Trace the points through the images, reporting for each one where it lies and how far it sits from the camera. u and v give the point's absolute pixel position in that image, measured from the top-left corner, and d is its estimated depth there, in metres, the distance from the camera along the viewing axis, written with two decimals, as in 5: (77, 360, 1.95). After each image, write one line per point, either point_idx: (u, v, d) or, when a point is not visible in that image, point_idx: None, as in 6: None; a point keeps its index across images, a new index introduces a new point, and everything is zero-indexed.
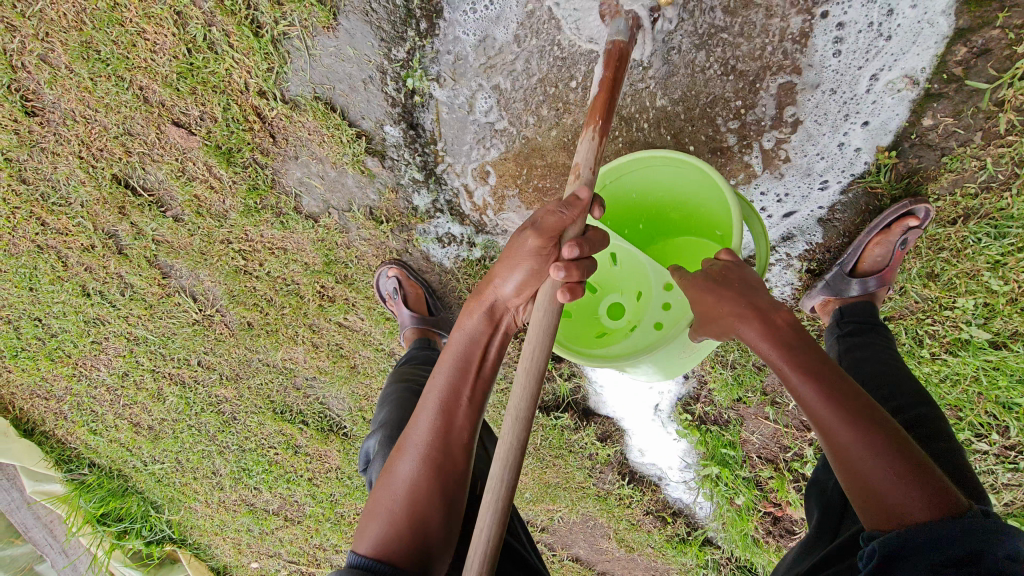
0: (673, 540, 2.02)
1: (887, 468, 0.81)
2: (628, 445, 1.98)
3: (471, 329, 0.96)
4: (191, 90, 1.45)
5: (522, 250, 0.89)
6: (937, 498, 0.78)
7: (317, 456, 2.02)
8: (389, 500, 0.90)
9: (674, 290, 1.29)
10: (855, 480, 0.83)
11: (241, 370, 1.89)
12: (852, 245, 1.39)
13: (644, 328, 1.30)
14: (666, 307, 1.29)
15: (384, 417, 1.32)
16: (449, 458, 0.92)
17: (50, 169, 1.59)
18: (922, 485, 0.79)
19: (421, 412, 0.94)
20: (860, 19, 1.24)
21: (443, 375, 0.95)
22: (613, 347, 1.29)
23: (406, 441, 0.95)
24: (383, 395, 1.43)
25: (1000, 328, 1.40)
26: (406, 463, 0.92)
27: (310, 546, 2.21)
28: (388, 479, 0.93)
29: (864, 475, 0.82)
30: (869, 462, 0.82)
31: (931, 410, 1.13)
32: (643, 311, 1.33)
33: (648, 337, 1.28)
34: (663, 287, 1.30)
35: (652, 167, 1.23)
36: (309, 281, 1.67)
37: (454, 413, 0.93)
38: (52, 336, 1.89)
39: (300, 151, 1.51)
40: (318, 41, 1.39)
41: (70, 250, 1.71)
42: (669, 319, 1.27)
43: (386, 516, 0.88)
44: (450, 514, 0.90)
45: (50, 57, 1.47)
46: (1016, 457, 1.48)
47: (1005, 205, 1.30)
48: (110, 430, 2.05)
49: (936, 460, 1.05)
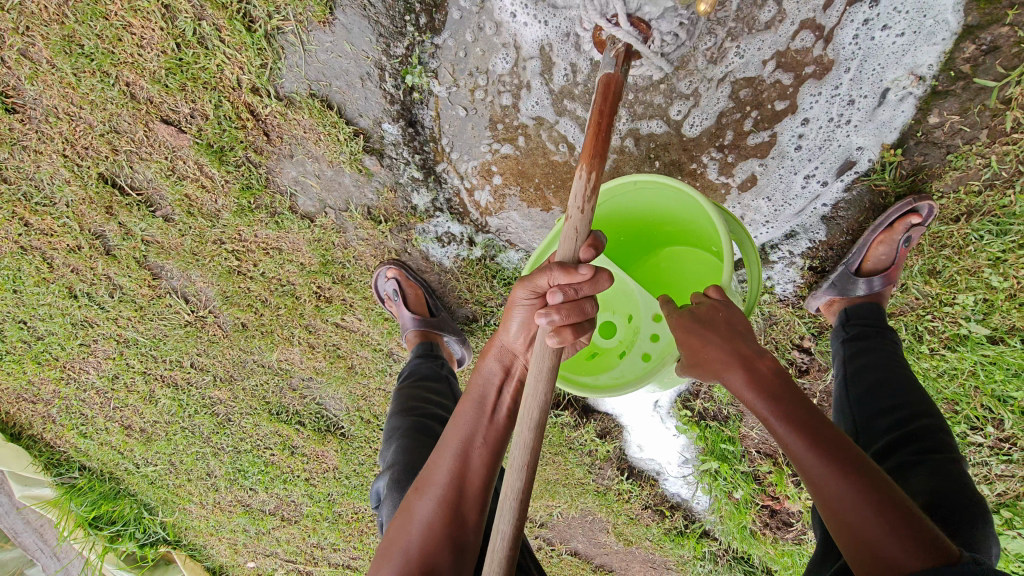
0: (670, 533, 2.03)
1: (882, 519, 0.82)
2: (627, 441, 1.98)
3: (487, 374, 1.05)
4: (181, 87, 1.41)
5: (517, 301, 0.96)
6: (929, 545, 0.79)
7: (314, 456, 2.00)
8: (406, 538, 0.99)
9: (663, 321, 1.29)
10: (849, 530, 0.84)
11: (235, 371, 1.85)
12: (857, 245, 1.40)
13: (630, 355, 1.30)
14: (655, 337, 1.28)
15: (391, 457, 1.29)
16: (463, 501, 1.00)
17: (32, 168, 1.53)
18: (913, 533, 0.80)
19: (442, 455, 1.03)
20: (822, 114, 1.31)
21: (460, 422, 1.03)
22: (599, 372, 1.28)
23: (425, 481, 1.03)
24: (389, 428, 1.39)
25: (999, 324, 1.41)
26: (423, 502, 1.01)
27: (307, 545, 2.19)
28: (408, 516, 1.02)
29: (858, 526, 0.83)
30: (864, 513, 0.83)
31: (934, 421, 1.14)
32: (633, 337, 1.33)
33: (634, 363, 1.27)
34: (652, 316, 1.30)
35: (645, 189, 1.19)
36: (305, 282, 1.64)
37: (469, 459, 1.02)
38: (38, 339, 1.83)
39: (295, 149, 1.47)
40: (314, 36, 1.35)
41: (55, 251, 1.66)
42: (657, 349, 1.26)
43: (398, 560, 0.97)
44: (461, 552, 0.99)
45: (31, 52, 1.40)
46: (1010, 449, 1.49)
47: (1008, 202, 1.30)
48: (101, 433, 2.01)
49: (940, 472, 1.06)
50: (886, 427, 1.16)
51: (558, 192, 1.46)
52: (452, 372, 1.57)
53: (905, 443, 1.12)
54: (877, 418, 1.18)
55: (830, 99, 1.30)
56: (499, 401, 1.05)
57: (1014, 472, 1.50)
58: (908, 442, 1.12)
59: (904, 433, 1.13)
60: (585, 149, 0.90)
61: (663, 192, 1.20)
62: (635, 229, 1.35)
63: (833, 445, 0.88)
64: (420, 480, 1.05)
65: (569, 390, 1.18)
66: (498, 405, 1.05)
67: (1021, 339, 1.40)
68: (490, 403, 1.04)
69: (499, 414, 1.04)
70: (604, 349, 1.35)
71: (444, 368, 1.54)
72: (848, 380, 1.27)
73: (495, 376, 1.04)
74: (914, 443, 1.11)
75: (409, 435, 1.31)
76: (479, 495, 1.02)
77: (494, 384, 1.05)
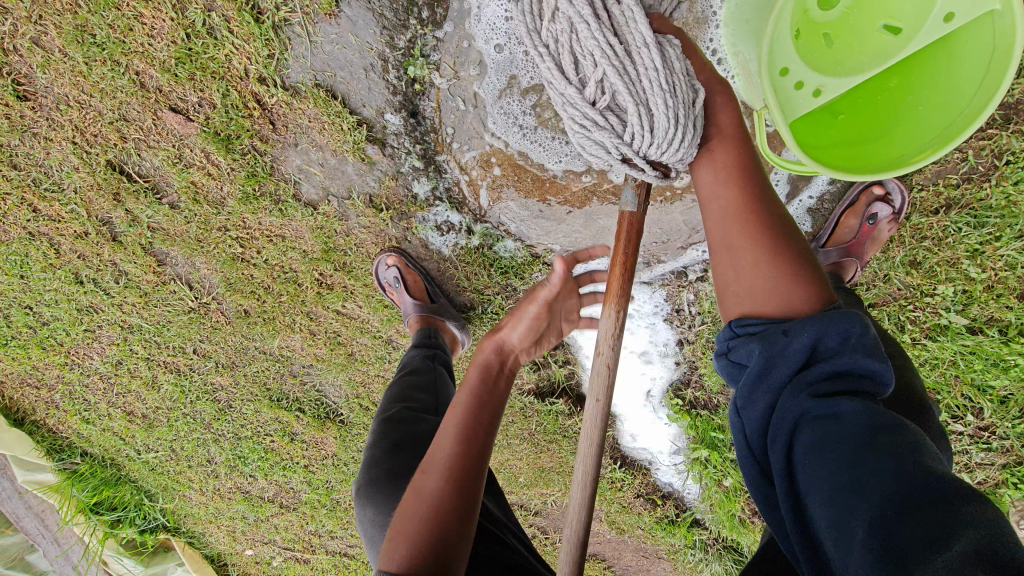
0: (662, 522, 2.08)
1: (765, 269, 0.88)
2: (621, 431, 2.03)
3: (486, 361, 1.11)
4: (189, 76, 1.45)
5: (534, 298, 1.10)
6: (773, 276, 0.88)
7: (313, 443, 2.04)
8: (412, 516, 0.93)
9: (811, 99, 1.02)
10: (729, 273, 0.92)
11: (237, 358, 1.90)
12: (827, 222, 1.50)
13: (799, 55, 1.01)
14: (802, 89, 1.02)
15: (370, 457, 1.28)
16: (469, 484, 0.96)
17: (42, 155, 1.57)
18: (769, 262, 0.88)
19: (444, 435, 1.00)
20: None
21: (465, 397, 1.04)
22: (789, 11, 0.98)
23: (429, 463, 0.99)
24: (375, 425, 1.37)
25: (977, 315, 1.46)
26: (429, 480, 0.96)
27: (305, 532, 2.24)
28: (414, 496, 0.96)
29: (754, 272, 0.90)
30: (752, 252, 0.90)
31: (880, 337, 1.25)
32: (811, 62, 1.01)
33: (787, 50, 1.01)
34: (816, 88, 1.01)
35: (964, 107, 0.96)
36: (307, 269, 1.68)
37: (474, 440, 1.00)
38: (43, 325, 1.87)
39: (299, 138, 1.51)
40: (319, 28, 1.39)
41: (63, 238, 1.70)
42: (782, 88, 1.03)
43: (407, 537, 0.90)
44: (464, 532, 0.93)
45: (43, 40, 1.44)
46: (989, 437, 1.55)
47: (985, 195, 1.37)
48: (103, 419, 2.05)
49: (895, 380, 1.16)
50: None
51: (555, 181, 1.51)
52: (445, 366, 1.56)
53: None
54: None
55: None
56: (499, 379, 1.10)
57: (992, 460, 1.56)
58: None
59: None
60: (608, 289, 1.05)
61: (971, 90, 0.95)
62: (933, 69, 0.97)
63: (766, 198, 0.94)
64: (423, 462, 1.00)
65: None
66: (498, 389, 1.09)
67: (998, 330, 1.46)
68: (494, 380, 1.08)
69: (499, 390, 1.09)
70: (809, 25, 1.00)
71: (437, 361, 1.54)
72: None
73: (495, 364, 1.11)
74: None
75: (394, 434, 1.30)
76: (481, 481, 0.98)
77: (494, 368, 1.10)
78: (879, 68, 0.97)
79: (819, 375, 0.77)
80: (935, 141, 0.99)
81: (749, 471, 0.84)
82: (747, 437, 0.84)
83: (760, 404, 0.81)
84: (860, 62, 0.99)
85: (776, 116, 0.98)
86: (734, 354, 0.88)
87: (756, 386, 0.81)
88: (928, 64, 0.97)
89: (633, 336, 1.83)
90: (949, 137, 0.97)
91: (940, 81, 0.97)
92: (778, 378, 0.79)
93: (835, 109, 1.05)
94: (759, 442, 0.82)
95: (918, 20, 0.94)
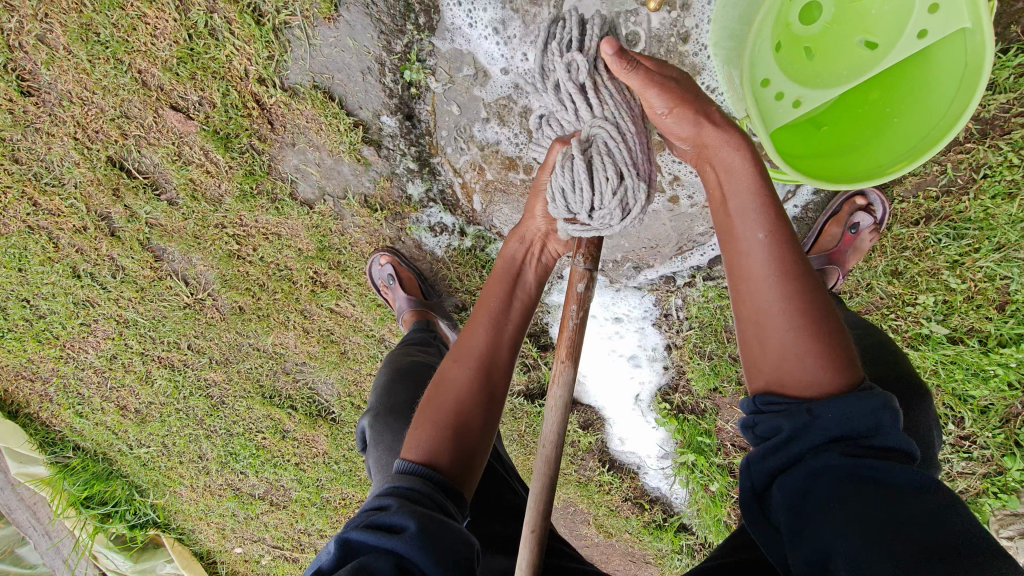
0: (650, 525, 2.10)
1: (802, 337, 0.80)
2: (609, 434, 2.04)
3: (511, 253, 1.09)
4: (191, 76, 1.48)
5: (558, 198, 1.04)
6: (805, 343, 0.80)
7: (305, 440, 2.06)
8: (440, 401, 0.96)
9: (794, 110, 1.05)
10: (758, 350, 0.84)
11: (231, 354, 1.92)
12: (812, 230, 1.54)
13: (780, 67, 1.03)
14: (783, 100, 1.05)
15: (373, 401, 1.37)
16: (495, 376, 0.99)
17: (44, 150, 1.60)
18: (806, 329, 0.80)
19: (476, 326, 1.02)
20: None
21: (497, 288, 1.06)
22: (769, 27, 0.98)
23: (462, 351, 1.01)
24: (377, 377, 1.47)
25: (957, 324, 1.50)
26: (460, 368, 0.99)
27: (294, 531, 2.26)
28: (443, 380, 0.99)
29: (782, 352, 0.81)
30: (784, 320, 0.81)
31: (867, 331, 1.31)
32: (792, 75, 1.04)
33: (769, 63, 1.02)
34: (797, 99, 1.05)
35: (938, 120, 1.00)
36: (302, 267, 1.71)
37: (502, 332, 1.02)
38: (39, 318, 1.89)
39: (297, 138, 1.54)
40: (319, 31, 1.43)
41: (62, 232, 1.72)
42: (764, 99, 1.04)
43: (435, 424, 0.94)
44: (488, 425, 0.98)
45: (48, 38, 1.48)
46: (969, 446, 1.58)
47: (964, 208, 1.40)
48: (96, 413, 2.06)
49: (886, 365, 1.21)
50: None
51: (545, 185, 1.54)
52: (444, 343, 1.66)
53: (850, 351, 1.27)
54: None
55: None
56: (524, 271, 1.10)
57: (972, 468, 1.59)
58: (851, 346, 1.26)
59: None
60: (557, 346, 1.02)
61: (946, 103, 0.98)
62: (909, 83, 1.02)
63: (803, 269, 0.82)
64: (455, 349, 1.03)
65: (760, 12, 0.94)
66: (525, 276, 1.09)
67: (978, 340, 1.49)
68: (515, 274, 1.08)
69: (525, 282, 1.09)
70: (790, 39, 1.03)
71: (436, 338, 1.63)
72: None
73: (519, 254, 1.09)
74: (861, 347, 1.27)
75: (396, 379, 1.39)
76: (507, 375, 1.02)
77: (519, 258, 1.10)
78: (857, 81, 1.01)
79: (853, 442, 0.78)
80: (913, 152, 1.03)
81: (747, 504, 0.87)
82: (755, 487, 0.86)
83: (776, 457, 0.83)
84: (839, 75, 1.03)
85: (757, 125, 1.00)
86: (758, 420, 0.85)
87: (775, 447, 0.82)
88: (907, 79, 1.01)
89: (622, 339, 1.86)
90: (926, 148, 1.01)
91: (914, 96, 1.02)
92: (801, 445, 0.80)
93: (818, 120, 1.09)
94: (763, 480, 0.85)
95: (894, 35, 0.98)
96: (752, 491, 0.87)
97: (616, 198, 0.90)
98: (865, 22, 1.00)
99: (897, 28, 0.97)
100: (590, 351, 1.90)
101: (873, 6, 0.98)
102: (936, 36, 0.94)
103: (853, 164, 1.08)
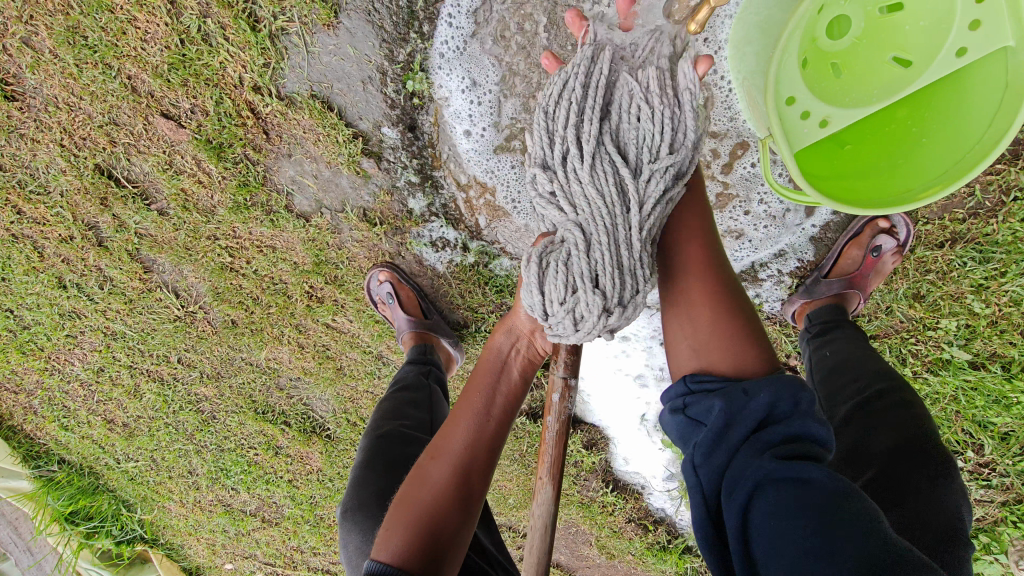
0: (653, 548, 2.04)
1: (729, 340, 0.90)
2: (613, 454, 1.97)
3: (499, 348, 1.07)
4: (183, 82, 1.41)
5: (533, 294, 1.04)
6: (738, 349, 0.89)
7: (298, 457, 1.99)
8: (416, 504, 0.91)
9: (819, 130, 0.99)
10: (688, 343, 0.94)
11: (222, 368, 1.84)
12: (830, 253, 1.47)
13: (806, 84, 0.97)
14: (809, 119, 0.99)
15: (355, 475, 1.28)
16: (473, 477, 0.95)
17: (29, 156, 1.53)
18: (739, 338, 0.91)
19: (455, 426, 1.00)
20: (744, 257, 1.52)
21: (477, 391, 1.03)
22: (796, 43, 0.93)
23: (440, 449, 0.98)
24: (364, 440, 1.37)
25: (980, 350, 1.44)
26: (438, 468, 0.95)
27: (286, 548, 2.18)
28: (420, 480, 0.95)
29: (699, 330, 0.93)
30: (713, 324, 0.93)
31: (895, 381, 1.21)
32: (818, 92, 0.98)
33: (794, 79, 0.97)
34: (822, 119, 0.98)
35: (972, 147, 0.93)
36: (297, 281, 1.64)
37: (483, 431, 0.99)
38: (24, 328, 1.81)
39: (294, 149, 1.48)
40: (318, 38, 1.37)
41: (46, 241, 1.65)
42: (787, 118, 0.99)
43: (407, 523, 0.89)
44: (464, 528, 0.92)
45: (34, 41, 1.41)
46: (989, 474, 1.52)
47: (991, 230, 1.35)
48: (82, 426, 1.99)
49: (908, 425, 1.13)
50: (850, 394, 1.24)
51: None
52: (439, 383, 1.52)
53: (871, 404, 1.19)
54: (843, 387, 1.26)
55: (759, 245, 1.50)
56: (510, 369, 1.07)
57: (992, 497, 1.53)
58: (873, 402, 1.19)
59: (868, 397, 1.20)
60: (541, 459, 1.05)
61: (982, 126, 0.92)
62: (944, 104, 0.94)
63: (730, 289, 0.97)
64: (432, 448, 0.99)
65: (787, 25, 0.88)
66: (509, 372, 1.06)
67: (1001, 366, 1.43)
68: (499, 368, 1.05)
69: (510, 378, 1.06)
70: (816, 54, 0.97)
71: (429, 378, 1.50)
72: (816, 365, 1.36)
73: (506, 350, 1.07)
74: (883, 400, 1.19)
75: (375, 455, 1.27)
76: (485, 476, 0.97)
77: (505, 355, 1.07)
78: (888, 100, 0.95)
79: (783, 430, 0.78)
80: (946, 177, 0.96)
81: (700, 518, 0.82)
82: (701, 487, 0.82)
83: (719, 452, 0.81)
84: (868, 93, 0.96)
85: (781, 145, 0.93)
86: (691, 404, 0.87)
87: (716, 441, 0.81)
88: (939, 99, 0.94)
89: (629, 359, 1.79)
90: (960, 172, 0.94)
91: (949, 117, 0.95)
92: (737, 434, 0.80)
93: (841, 139, 1.01)
94: (709, 482, 0.81)
95: (930, 53, 0.91)
96: (700, 494, 0.83)
97: (563, 307, 0.87)
98: (897, 38, 0.93)
99: (934, 45, 0.90)
100: (595, 369, 1.83)
101: (907, 21, 0.92)
102: (975, 55, 0.88)
103: (880, 188, 1.02)
